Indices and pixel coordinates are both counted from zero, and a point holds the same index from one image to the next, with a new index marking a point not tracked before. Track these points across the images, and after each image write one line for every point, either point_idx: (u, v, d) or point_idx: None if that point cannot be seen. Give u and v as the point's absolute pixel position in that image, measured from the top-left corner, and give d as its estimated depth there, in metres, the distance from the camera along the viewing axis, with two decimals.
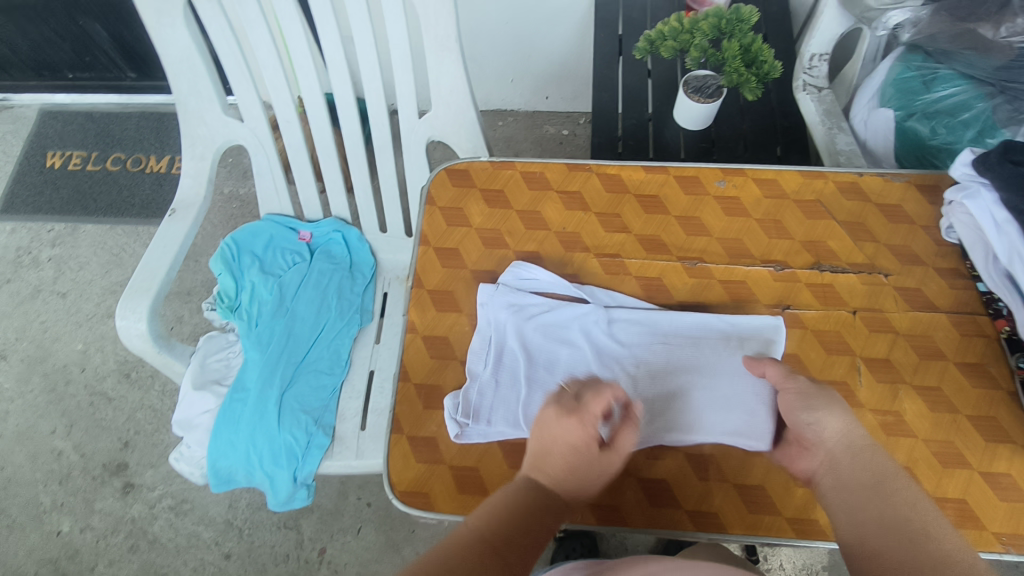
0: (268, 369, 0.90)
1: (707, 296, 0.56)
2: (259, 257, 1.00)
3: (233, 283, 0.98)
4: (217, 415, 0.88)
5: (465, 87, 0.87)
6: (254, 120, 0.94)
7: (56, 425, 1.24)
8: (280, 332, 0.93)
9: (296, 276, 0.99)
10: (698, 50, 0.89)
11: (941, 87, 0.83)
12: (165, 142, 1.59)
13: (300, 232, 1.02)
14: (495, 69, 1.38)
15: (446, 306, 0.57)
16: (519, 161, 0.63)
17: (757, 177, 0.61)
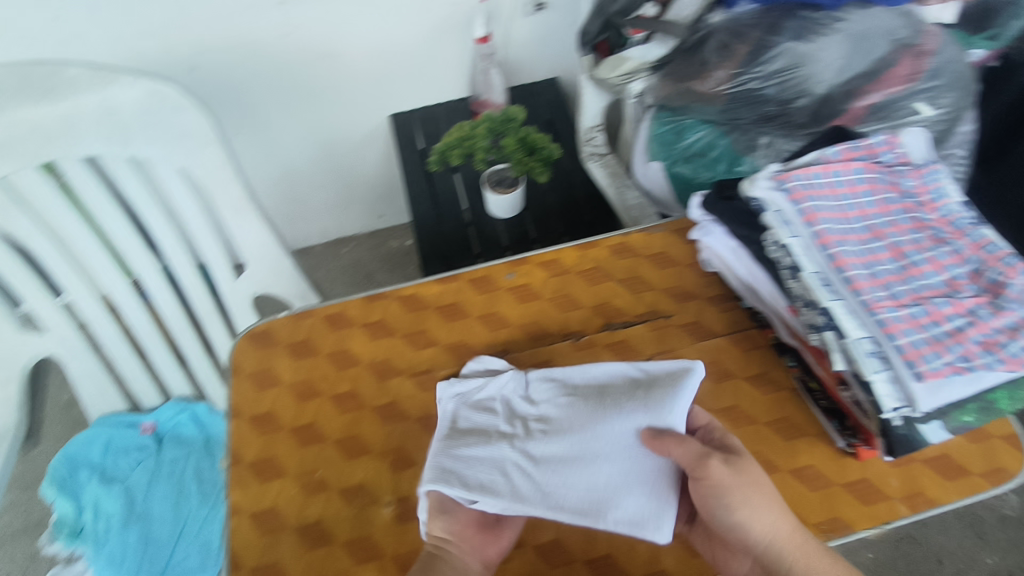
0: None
1: None
2: (99, 465, 0.94)
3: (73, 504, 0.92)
4: None
5: (273, 239, 0.89)
6: (59, 327, 0.89)
7: None
8: (134, 546, 0.88)
9: (144, 475, 0.94)
10: (482, 152, 0.95)
11: (690, 133, 0.93)
12: None
13: (142, 426, 0.96)
14: (321, 203, 1.41)
15: (270, 475, 0.55)
16: (317, 306, 0.64)
17: (540, 261, 0.66)
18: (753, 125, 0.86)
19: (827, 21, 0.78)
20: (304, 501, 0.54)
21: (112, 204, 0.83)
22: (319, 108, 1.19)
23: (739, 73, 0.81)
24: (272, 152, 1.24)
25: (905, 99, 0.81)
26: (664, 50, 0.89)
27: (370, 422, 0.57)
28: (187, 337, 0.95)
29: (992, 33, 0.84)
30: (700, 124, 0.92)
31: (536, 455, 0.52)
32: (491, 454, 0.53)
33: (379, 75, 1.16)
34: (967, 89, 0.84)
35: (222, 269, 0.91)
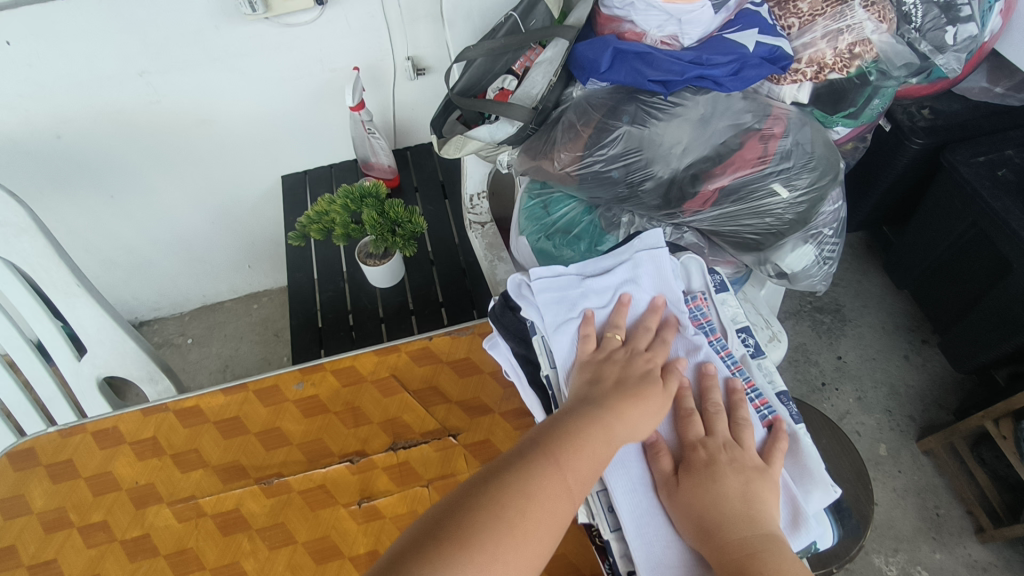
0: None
1: (285, 513, 0.55)
2: None
3: None
4: None
5: (111, 321, 0.85)
6: None
7: None
8: None
9: None
10: (341, 226, 0.92)
11: (558, 206, 0.89)
12: None
13: None
14: (223, 262, 1.38)
15: None
16: (90, 420, 0.61)
17: (334, 368, 0.63)
18: (614, 204, 0.85)
19: (665, 105, 0.76)
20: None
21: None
22: (201, 170, 1.15)
23: (584, 155, 0.80)
24: (159, 213, 1.21)
25: (760, 182, 0.77)
26: (512, 130, 0.84)
27: (118, 559, 0.53)
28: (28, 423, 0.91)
29: (851, 111, 0.82)
30: (567, 200, 0.89)
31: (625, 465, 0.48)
32: None
33: (261, 138, 1.13)
34: (831, 166, 0.79)
35: (62, 351, 0.85)
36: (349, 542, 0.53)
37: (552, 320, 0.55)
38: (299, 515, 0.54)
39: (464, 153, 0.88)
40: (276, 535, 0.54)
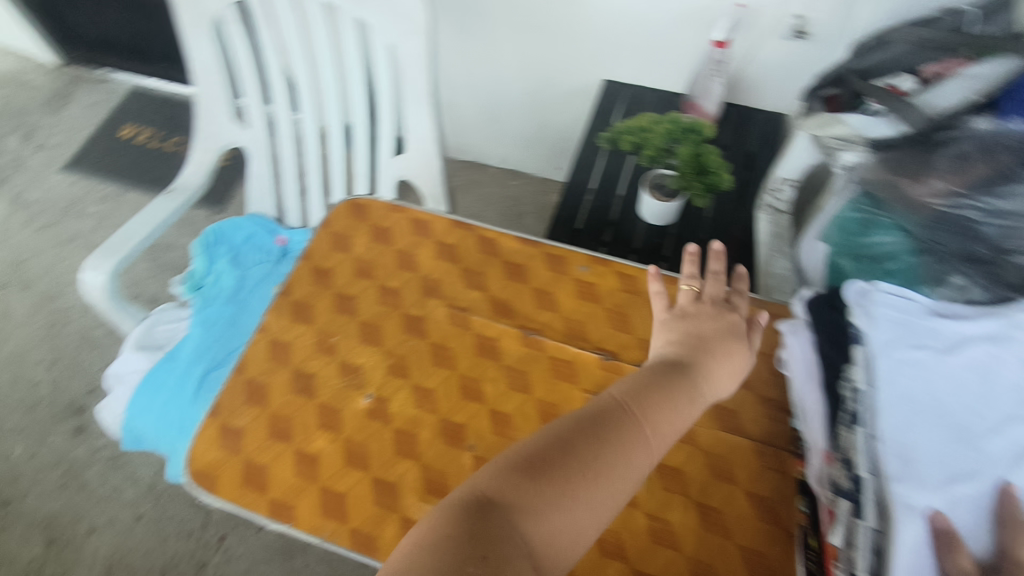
0: (204, 346, 1.00)
1: (532, 367, 0.58)
2: (237, 249, 1.13)
3: (205, 266, 1.11)
4: (143, 380, 0.97)
5: (434, 138, 0.99)
6: (258, 129, 1.10)
7: (42, 358, 1.41)
8: (226, 318, 1.04)
9: (260, 273, 1.10)
10: (653, 149, 0.93)
11: (878, 234, 0.71)
12: (186, 125, 1.80)
13: (277, 236, 1.15)
14: (511, 132, 1.48)
15: (302, 318, 0.62)
16: (413, 207, 0.69)
17: (619, 270, 0.64)
18: None
19: None
20: (325, 363, 0.60)
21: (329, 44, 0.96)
22: (544, 43, 1.21)
23: None
24: (489, 66, 1.31)
25: None
26: (886, 131, 0.74)
27: (398, 326, 0.61)
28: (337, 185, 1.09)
29: None
30: (894, 228, 0.69)
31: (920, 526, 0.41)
32: (904, 450, 0.44)
33: (612, 37, 1.15)
34: None
35: (386, 143, 1.03)
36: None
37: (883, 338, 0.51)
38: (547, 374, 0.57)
39: (821, 134, 0.83)
40: (520, 381, 0.58)
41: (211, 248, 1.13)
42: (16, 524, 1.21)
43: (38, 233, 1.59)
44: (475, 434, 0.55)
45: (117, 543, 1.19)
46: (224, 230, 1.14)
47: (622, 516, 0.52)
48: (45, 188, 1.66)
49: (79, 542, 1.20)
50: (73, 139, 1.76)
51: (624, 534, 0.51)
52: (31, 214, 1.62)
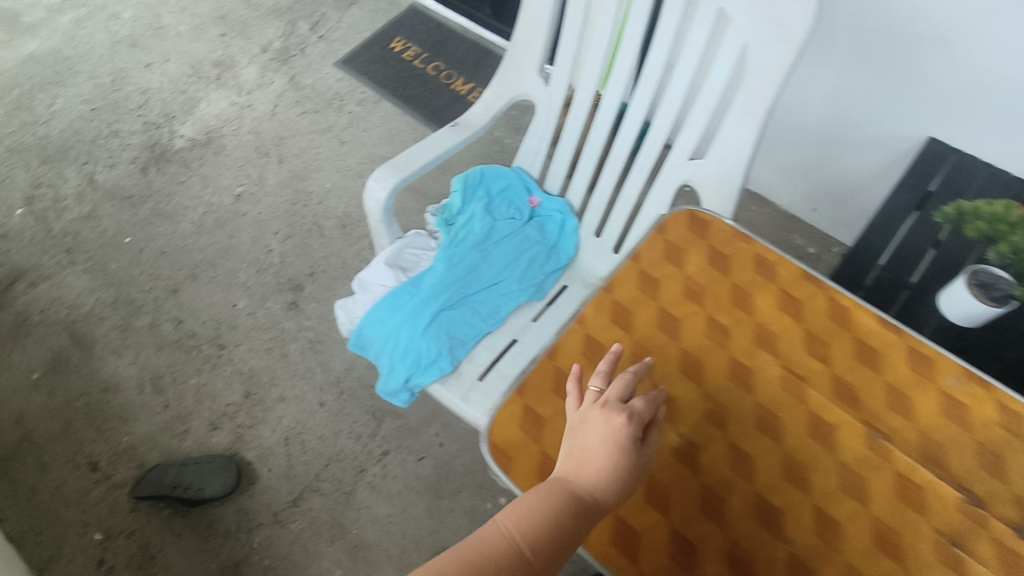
0: (445, 284, 1.02)
1: (872, 477, 0.50)
2: (491, 196, 1.13)
3: (460, 203, 1.11)
4: (386, 294, 1.01)
5: (748, 158, 0.89)
6: (556, 89, 1.05)
7: (279, 229, 1.53)
8: (469, 263, 1.05)
9: (507, 229, 1.11)
10: (1008, 246, 0.77)
11: None
12: (449, 53, 1.84)
13: (531, 197, 1.14)
14: (779, 158, 1.40)
15: (621, 322, 0.59)
16: (760, 242, 0.63)
17: (1001, 401, 0.53)
18: None
19: None
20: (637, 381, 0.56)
21: (673, 27, 0.89)
22: (882, 77, 1.08)
23: None
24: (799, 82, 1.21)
25: None
26: None
27: (725, 370, 0.56)
28: (612, 164, 1.08)
29: None
30: None
31: None
32: None
33: (970, 97, 0.99)
34: None
35: (684, 146, 0.97)
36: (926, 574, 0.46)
37: None
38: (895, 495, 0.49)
39: None
40: (858, 489, 0.50)
41: (469, 187, 1.12)
42: (225, 368, 1.36)
43: (301, 116, 1.71)
44: (796, 530, 0.48)
45: (299, 418, 1.30)
46: (486, 173, 1.14)
47: None
48: (318, 77, 1.79)
49: (269, 405, 1.31)
50: (352, 38, 1.87)
51: None
52: (300, 97, 1.75)
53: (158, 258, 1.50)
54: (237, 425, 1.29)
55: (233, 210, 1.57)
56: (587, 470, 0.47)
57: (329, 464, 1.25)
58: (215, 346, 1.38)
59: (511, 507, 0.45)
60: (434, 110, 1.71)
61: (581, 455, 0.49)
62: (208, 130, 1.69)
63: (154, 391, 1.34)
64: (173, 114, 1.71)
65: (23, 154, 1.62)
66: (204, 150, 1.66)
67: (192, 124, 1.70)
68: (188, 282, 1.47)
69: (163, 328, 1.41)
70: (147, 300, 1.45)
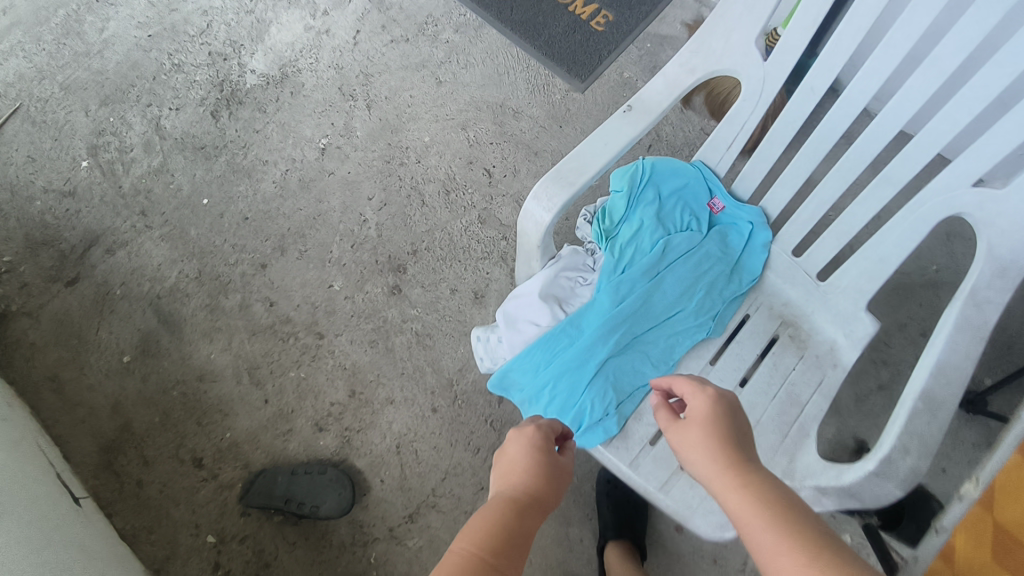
0: (612, 324, 0.81)
1: None
2: (662, 198, 0.88)
3: (624, 210, 0.87)
4: (541, 337, 0.83)
5: None
6: (779, 66, 0.77)
7: (373, 195, 1.32)
8: (639, 294, 0.84)
9: (683, 244, 0.87)
10: None
11: None
12: None
13: (713, 199, 0.88)
14: None
15: None
16: None
17: None
18: None
19: None
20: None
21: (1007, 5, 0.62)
22: None
23: None
24: None
25: None
26: None
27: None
28: (839, 175, 0.79)
29: None
30: None
31: None
32: None
33: None
34: None
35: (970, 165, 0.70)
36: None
37: None
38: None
39: None
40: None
41: (636, 187, 0.87)
42: (326, 362, 1.22)
43: (389, 47, 1.43)
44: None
45: (410, 424, 1.18)
46: (656, 168, 0.88)
47: None
48: None
49: (377, 407, 1.19)
50: None
51: None
52: (387, 21, 1.45)
53: (241, 225, 1.33)
54: (345, 428, 1.18)
55: (319, 169, 1.35)
56: (513, 474, 0.63)
57: (446, 479, 1.14)
58: (313, 335, 1.24)
59: (473, 520, 0.57)
60: (548, 40, 1.38)
61: (509, 467, 0.64)
62: (282, 64, 1.43)
63: (252, 383, 1.23)
64: (242, 42, 1.44)
65: (80, 93, 1.41)
66: (280, 91, 1.41)
67: (264, 55, 1.43)
68: (277, 257, 1.30)
69: (255, 310, 1.27)
70: (234, 276, 1.30)
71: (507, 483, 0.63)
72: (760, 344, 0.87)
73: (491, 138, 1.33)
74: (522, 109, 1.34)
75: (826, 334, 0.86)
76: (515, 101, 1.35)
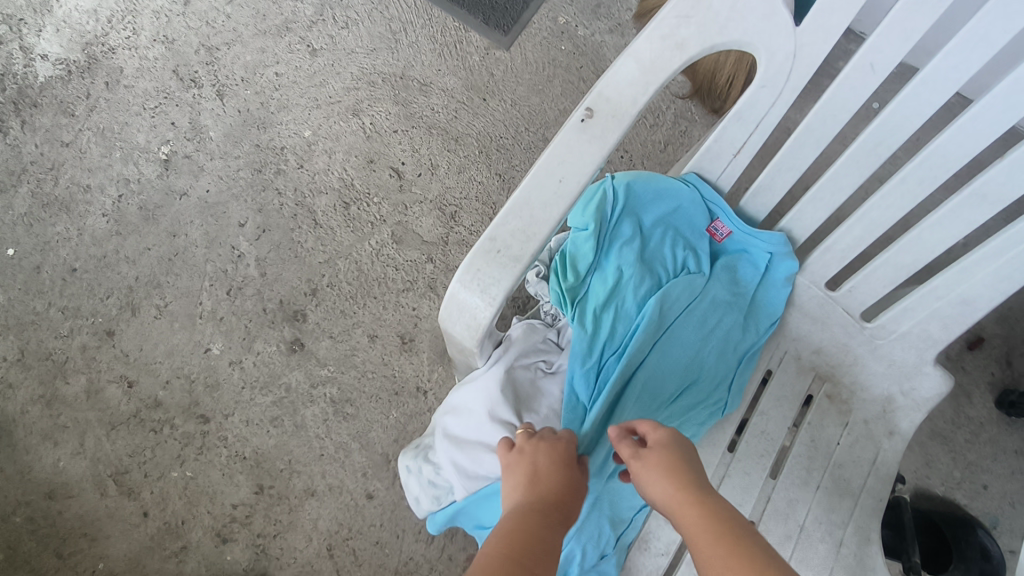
0: (597, 435, 0.57)
1: None
2: (643, 231, 0.62)
3: (594, 257, 0.60)
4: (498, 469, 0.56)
5: None
6: (814, 37, 0.52)
7: (246, 219, 0.98)
8: (630, 382, 0.59)
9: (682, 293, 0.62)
10: None
11: None
12: None
13: (715, 222, 0.63)
14: None
15: None
16: None
17: None
18: None
19: None
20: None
21: None
22: None
23: None
24: None
25: None
26: None
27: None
28: (904, 189, 0.55)
29: None
30: None
31: None
32: None
33: None
34: None
35: None
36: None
37: None
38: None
39: None
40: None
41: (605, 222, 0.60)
42: (218, 452, 0.91)
43: (235, 6, 1.04)
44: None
45: (341, 519, 0.89)
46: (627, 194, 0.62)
47: None
48: None
49: (295, 503, 0.89)
50: None
51: None
52: None
53: (67, 280, 0.97)
54: (256, 535, 0.89)
55: (165, 191, 0.99)
56: (526, 482, 0.47)
57: None
58: (194, 420, 0.93)
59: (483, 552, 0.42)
60: None
61: (524, 475, 0.47)
62: (87, 43, 1.03)
63: (123, 493, 0.90)
64: (22, 16, 1.04)
65: None
66: (91, 82, 1.02)
67: (57, 32, 1.03)
68: (126, 320, 0.96)
69: (109, 395, 0.94)
70: (71, 352, 0.95)
71: (522, 495, 0.46)
72: (792, 414, 0.64)
73: (394, 123, 1.00)
74: (431, 79, 1.01)
75: (875, 391, 0.64)
76: (419, 68, 1.01)
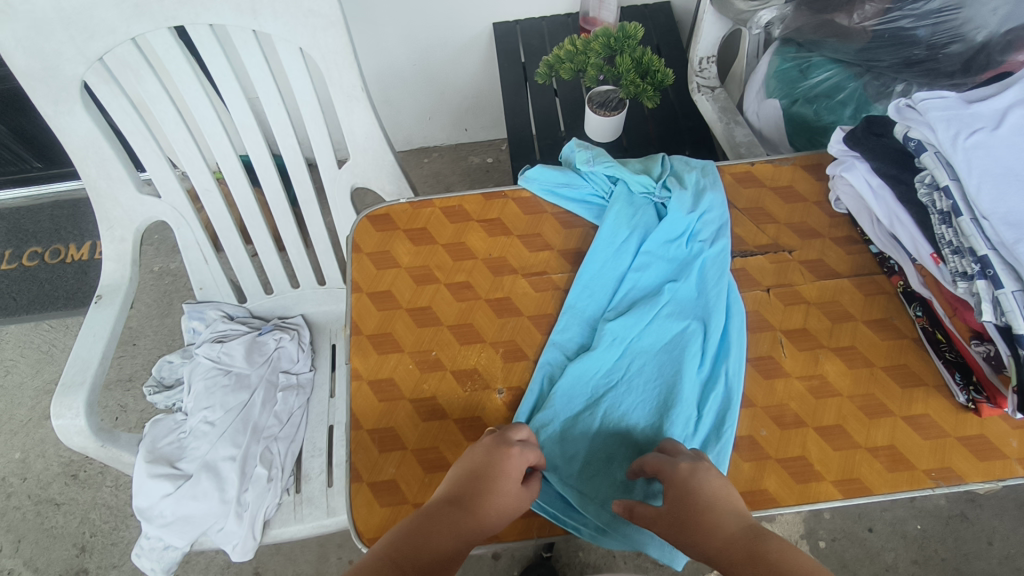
0: (643, 360, 0.54)
1: (764, 318, 0.58)
2: (691, 225, 0.60)
3: (626, 236, 0.60)
4: (573, 369, 0.53)
5: (380, 132, 0.89)
6: (173, 194, 0.93)
7: (3, 543, 1.19)
8: (664, 332, 0.55)
9: (699, 280, 0.57)
10: (594, 68, 0.92)
11: (786, 61, 0.94)
12: (31, 230, 1.51)
13: (676, 221, 0.60)
14: (439, 121, 1.48)
15: (473, 340, 0.57)
16: (437, 198, 0.66)
17: (453, 212, 0.65)
18: (893, 70, 0.81)
19: None
20: (418, 419, 0.54)
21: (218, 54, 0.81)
22: (422, 3, 1.15)
23: (890, 9, 0.76)
24: (371, 46, 1.23)
25: None
26: None
27: (529, 331, 0.58)
28: (284, 218, 0.98)
29: None
30: (792, 53, 0.93)
31: (976, 235, 0.48)
32: (1012, 215, 0.46)
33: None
34: None
35: (326, 157, 0.92)
36: (851, 464, 0.51)
37: (945, 135, 0.50)
38: (748, 418, 0.53)
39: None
40: (837, 437, 0.52)
41: (656, 190, 0.61)
42: None
43: None
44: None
45: None
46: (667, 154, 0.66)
47: (848, 332, 0.57)
48: None
49: None
50: None
51: (793, 405, 0.54)
52: None
53: None
54: None
55: None
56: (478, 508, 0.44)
57: None
58: None
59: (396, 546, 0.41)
60: (69, 294, 1.43)
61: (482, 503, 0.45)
62: None
63: None
64: None
65: None
66: None
67: None
68: None
69: None
70: None
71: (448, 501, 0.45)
72: None
73: None
74: None
75: None
76: None
